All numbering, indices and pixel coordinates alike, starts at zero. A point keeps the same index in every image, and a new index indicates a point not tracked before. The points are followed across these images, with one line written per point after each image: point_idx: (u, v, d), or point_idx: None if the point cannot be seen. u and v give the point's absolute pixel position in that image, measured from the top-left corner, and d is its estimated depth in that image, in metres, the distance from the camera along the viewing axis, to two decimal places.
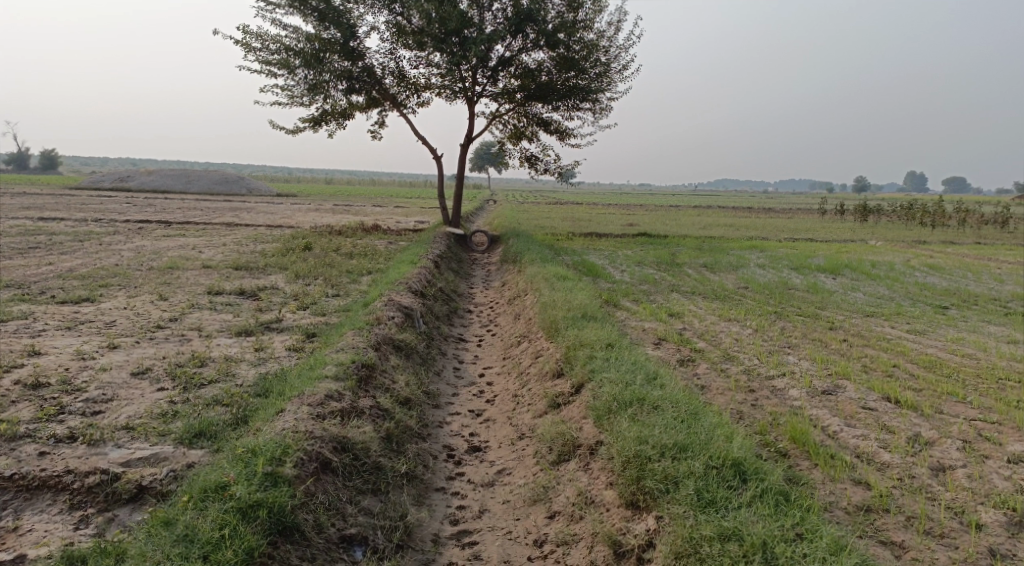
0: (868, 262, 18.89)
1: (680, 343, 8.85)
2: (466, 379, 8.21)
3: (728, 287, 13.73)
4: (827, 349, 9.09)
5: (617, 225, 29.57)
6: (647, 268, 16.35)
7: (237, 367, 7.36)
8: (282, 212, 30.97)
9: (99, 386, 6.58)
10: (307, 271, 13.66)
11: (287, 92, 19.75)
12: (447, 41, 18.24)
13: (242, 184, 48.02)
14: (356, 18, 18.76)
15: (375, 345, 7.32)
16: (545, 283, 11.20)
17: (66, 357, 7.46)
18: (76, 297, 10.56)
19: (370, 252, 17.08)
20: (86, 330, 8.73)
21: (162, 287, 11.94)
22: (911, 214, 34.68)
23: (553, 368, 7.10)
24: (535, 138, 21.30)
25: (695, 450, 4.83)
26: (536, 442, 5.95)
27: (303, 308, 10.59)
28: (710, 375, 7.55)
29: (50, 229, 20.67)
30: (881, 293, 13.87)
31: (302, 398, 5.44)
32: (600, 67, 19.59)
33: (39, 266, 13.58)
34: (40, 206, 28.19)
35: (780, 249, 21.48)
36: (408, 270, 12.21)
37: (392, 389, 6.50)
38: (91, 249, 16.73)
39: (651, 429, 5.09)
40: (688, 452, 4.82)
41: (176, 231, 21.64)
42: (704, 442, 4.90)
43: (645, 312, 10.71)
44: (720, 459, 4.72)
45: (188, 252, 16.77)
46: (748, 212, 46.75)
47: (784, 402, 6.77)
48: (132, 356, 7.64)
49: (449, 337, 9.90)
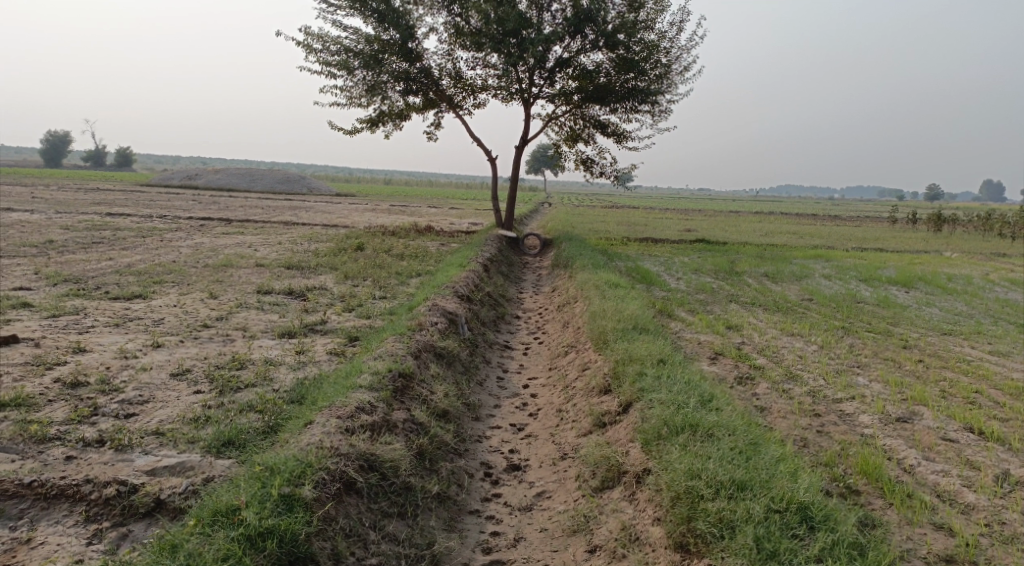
0: (943, 274, 17.78)
1: (738, 359, 8.32)
2: (509, 390, 7.86)
3: (791, 298, 13.04)
4: (900, 370, 8.39)
5: (674, 230, 28.86)
6: (705, 276, 15.74)
7: (276, 371, 7.19)
8: (339, 212, 31.35)
9: (137, 387, 6.51)
10: (356, 272, 13.57)
11: (346, 93, 19.83)
12: (505, 42, 17.98)
13: (303, 183, 48.92)
14: (415, 20, 18.71)
15: (415, 353, 7.06)
16: (596, 290, 10.78)
17: (109, 355, 7.44)
18: (129, 293, 10.68)
19: (420, 253, 16.97)
20: (134, 328, 8.75)
21: (214, 285, 11.99)
22: (988, 225, 32.76)
23: (600, 384, 6.68)
24: (592, 141, 20.83)
25: (754, 490, 4.36)
26: (579, 463, 5.56)
27: (349, 310, 10.45)
28: (770, 395, 7.01)
29: (116, 224, 21.30)
30: (958, 309, 12.93)
31: (332, 409, 5.19)
32: (661, 68, 18.99)
33: (100, 262, 13.88)
34: (110, 202, 29.20)
35: (847, 259, 20.44)
36: (456, 273, 11.98)
37: (429, 401, 6.21)
38: (151, 245, 17.09)
39: (704, 459, 4.65)
40: (745, 491, 4.36)
41: (235, 229, 21.99)
42: (765, 481, 4.44)
43: (701, 324, 10.18)
44: (783, 502, 4.25)
45: (243, 250, 16.95)
46: (812, 219, 45.05)
47: (853, 430, 6.19)
48: (174, 356, 7.57)
49: (494, 345, 9.59)
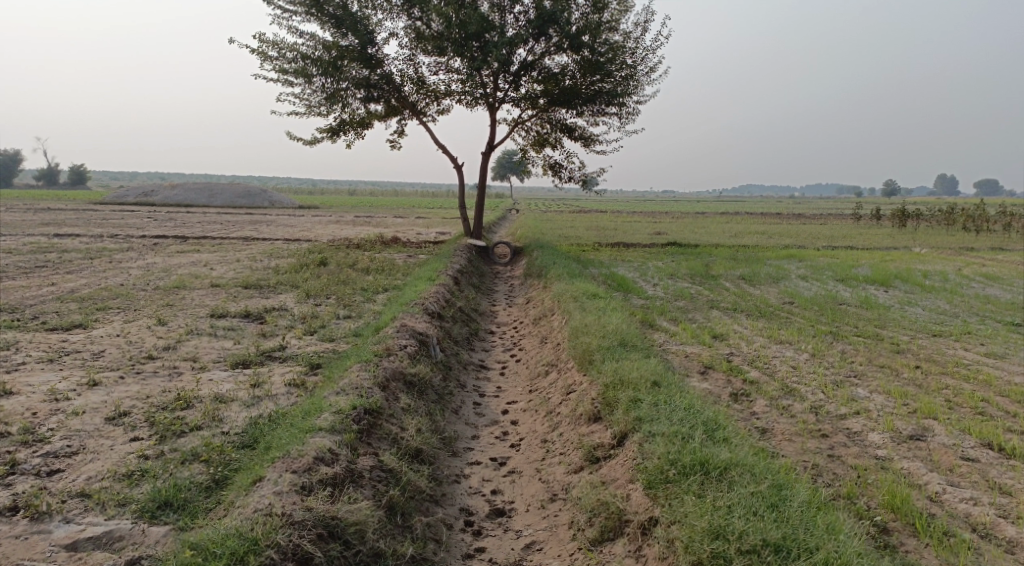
0: (919, 271, 17.60)
1: (729, 373, 7.80)
2: (488, 418, 7.19)
3: (771, 302, 12.64)
4: (900, 379, 7.94)
5: (643, 234, 28.48)
6: (681, 281, 15.29)
7: (227, 409, 6.42)
8: (301, 225, 30.42)
9: (65, 435, 5.71)
10: (318, 289, 12.79)
11: (305, 101, 19.00)
12: (468, 46, 17.37)
13: (265, 197, 47.61)
14: (374, 25, 18.01)
15: (382, 384, 6.35)
16: (574, 303, 10.19)
17: (37, 398, 6.60)
18: (67, 323, 9.77)
19: (387, 266, 16.26)
20: (70, 364, 7.90)
21: (164, 310, 11.12)
22: (952, 219, 32.99)
23: (588, 411, 6.07)
24: (559, 145, 20.31)
25: (790, 552, 3.92)
26: (571, 508, 4.99)
27: (310, 333, 9.69)
28: (772, 414, 6.49)
29: (63, 246, 20.13)
30: (941, 308, 12.65)
31: (285, 461, 4.51)
32: (627, 70, 18.55)
33: (40, 288, 12.88)
34: (59, 223, 27.83)
35: (819, 259, 20.21)
36: (425, 288, 11.28)
37: (400, 440, 5.55)
38: (99, 268, 16.07)
39: (723, 511, 4.16)
40: (781, 554, 3.90)
41: (191, 247, 20.98)
42: (801, 539, 3.98)
43: (686, 334, 9.68)
44: None
45: (198, 269, 16.05)
46: (780, 218, 45.16)
47: (867, 452, 5.73)
48: (112, 396, 6.75)
49: (469, 366, 8.90)
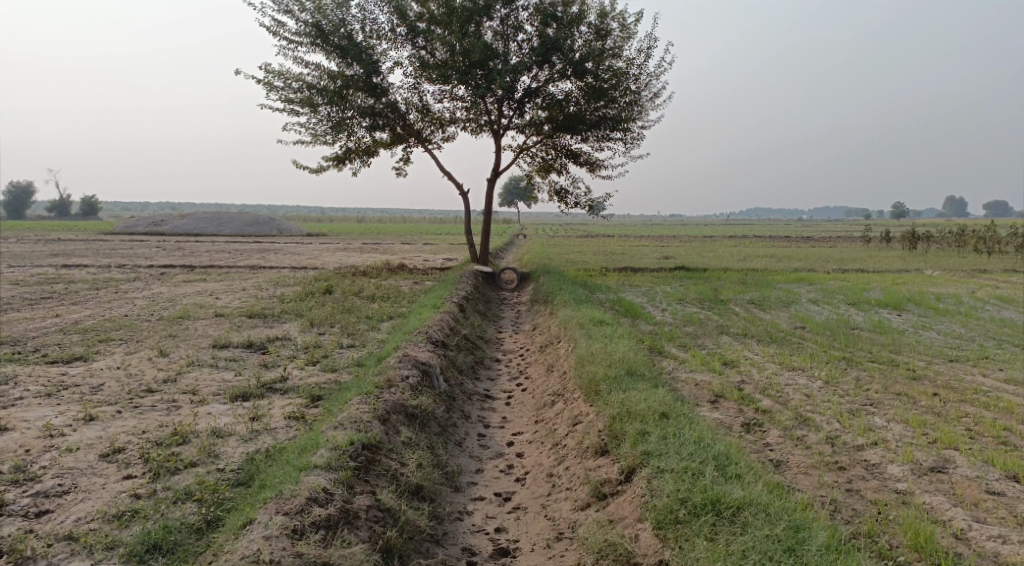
0: (931, 294, 17.34)
1: (741, 401, 7.59)
2: (492, 450, 6.99)
3: (782, 327, 12.41)
4: (917, 407, 7.70)
5: (651, 258, 28.32)
6: (690, 306, 15.09)
7: (224, 444, 6.25)
8: (309, 252, 30.42)
9: (57, 474, 5.55)
10: (322, 318, 12.67)
11: (311, 130, 19.06)
12: (472, 73, 17.42)
13: (273, 225, 47.78)
14: (379, 54, 18.12)
15: (382, 417, 6.17)
16: (580, 330, 10.01)
17: (31, 434, 6.46)
18: (68, 355, 9.66)
19: (393, 294, 16.16)
20: (67, 398, 7.76)
21: (166, 341, 11.00)
22: (962, 241, 32.67)
23: (595, 444, 5.87)
24: (565, 171, 20.26)
25: None
26: (578, 548, 4.81)
27: (313, 363, 9.55)
28: (786, 445, 6.27)
29: (70, 277, 20.14)
30: (956, 332, 12.38)
31: (277, 502, 4.46)
32: (631, 95, 18.54)
33: (44, 320, 12.81)
34: (68, 253, 27.93)
35: (830, 282, 19.95)
36: (430, 316, 11.14)
37: (400, 476, 5.37)
38: (104, 298, 16.02)
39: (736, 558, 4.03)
40: None
41: (197, 276, 20.95)
42: None
43: (696, 361, 9.48)
44: None
45: (204, 299, 15.98)
46: (788, 241, 44.90)
47: (886, 486, 5.50)
48: (107, 432, 6.60)
49: (474, 396, 8.71)
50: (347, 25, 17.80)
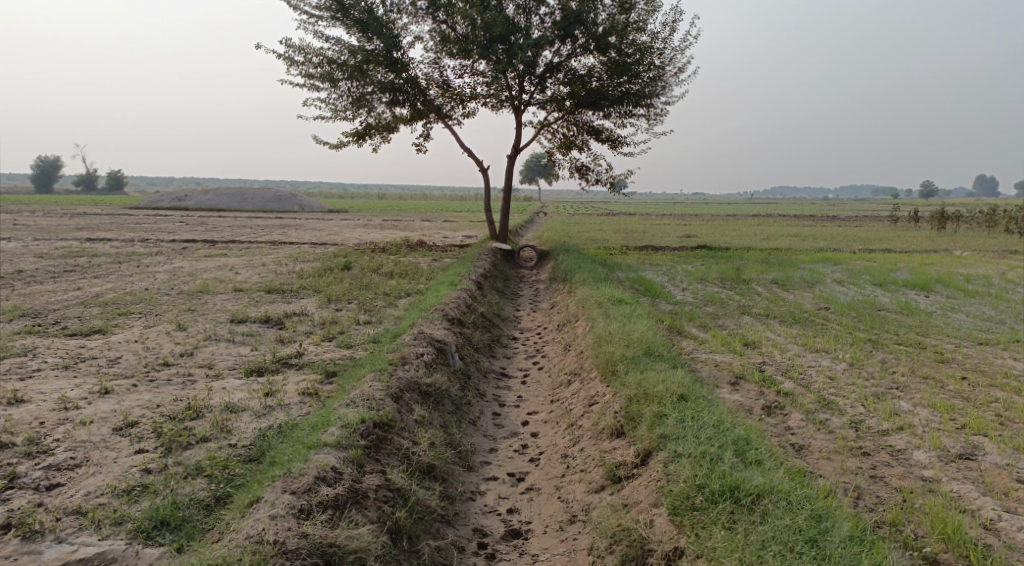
0: (960, 275, 16.89)
1: (762, 383, 7.41)
2: (507, 429, 6.89)
3: (806, 308, 12.14)
4: (945, 391, 7.47)
5: (672, 237, 27.95)
6: (711, 285, 14.84)
7: (236, 420, 6.21)
8: (329, 228, 30.44)
9: (69, 447, 5.55)
10: (340, 294, 12.62)
11: (331, 106, 18.92)
12: (493, 48, 17.12)
13: (294, 201, 47.91)
14: (399, 29, 17.86)
15: (395, 395, 6.09)
16: (599, 308, 9.85)
17: (47, 407, 6.47)
18: (87, 329, 9.70)
19: (411, 270, 16.08)
20: (84, 371, 7.78)
21: (185, 315, 11.02)
22: (992, 221, 31.83)
23: (610, 426, 5.76)
24: (586, 148, 19.95)
25: None
26: (591, 532, 4.72)
27: (329, 339, 9.50)
28: (808, 429, 6.10)
29: (94, 250, 20.31)
30: (986, 314, 12.03)
31: (284, 481, 4.44)
32: (655, 70, 18.14)
33: (66, 293, 12.90)
34: (93, 227, 28.21)
35: (856, 262, 19.53)
36: (447, 292, 11.04)
37: (412, 455, 5.30)
38: (126, 272, 16.13)
39: (756, 548, 3.89)
40: None
41: (218, 251, 21.04)
42: None
43: (716, 342, 9.28)
44: None
45: (223, 273, 16.02)
46: (813, 220, 44.14)
47: (912, 472, 5.32)
48: (122, 405, 6.59)
49: (489, 374, 8.61)
50: None
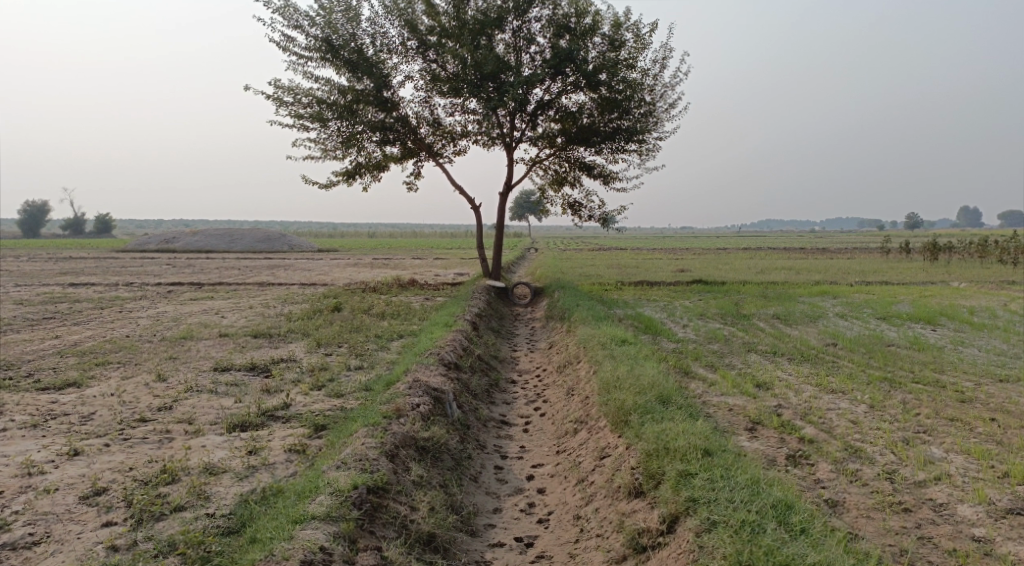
0: (963, 307, 16.54)
1: (781, 429, 6.94)
2: (511, 485, 6.35)
3: (813, 344, 11.71)
4: (975, 434, 7.02)
5: (666, 271, 27.59)
6: (711, 321, 14.43)
7: (216, 483, 5.66)
8: (319, 268, 29.95)
9: (29, 521, 4.99)
10: (330, 337, 12.11)
11: (320, 145, 18.61)
12: (484, 86, 16.91)
13: (284, 241, 47.52)
14: (389, 68, 17.67)
15: (390, 452, 5.58)
16: (602, 350, 9.38)
17: (8, 472, 5.91)
18: (60, 382, 9.12)
19: (403, 311, 15.62)
20: (53, 429, 7.21)
21: (166, 363, 10.45)
22: (985, 251, 31.68)
23: (627, 484, 5.28)
24: (579, 184, 19.71)
25: None
26: None
27: (318, 387, 8.96)
28: (841, 481, 5.63)
29: (75, 296, 19.71)
30: (998, 348, 11.62)
31: None
32: (645, 106, 18.00)
33: (43, 342, 12.29)
34: (78, 271, 27.58)
35: (856, 295, 19.18)
36: (441, 334, 10.55)
37: (409, 525, 4.85)
38: (108, 318, 15.55)
39: None
40: None
41: (205, 294, 20.49)
42: None
43: (727, 383, 8.81)
44: None
45: (209, 318, 15.49)
46: (805, 252, 43.99)
47: (962, 532, 4.86)
48: (91, 469, 6.03)
49: (489, 423, 8.09)
50: (357, 40, 17.38)
